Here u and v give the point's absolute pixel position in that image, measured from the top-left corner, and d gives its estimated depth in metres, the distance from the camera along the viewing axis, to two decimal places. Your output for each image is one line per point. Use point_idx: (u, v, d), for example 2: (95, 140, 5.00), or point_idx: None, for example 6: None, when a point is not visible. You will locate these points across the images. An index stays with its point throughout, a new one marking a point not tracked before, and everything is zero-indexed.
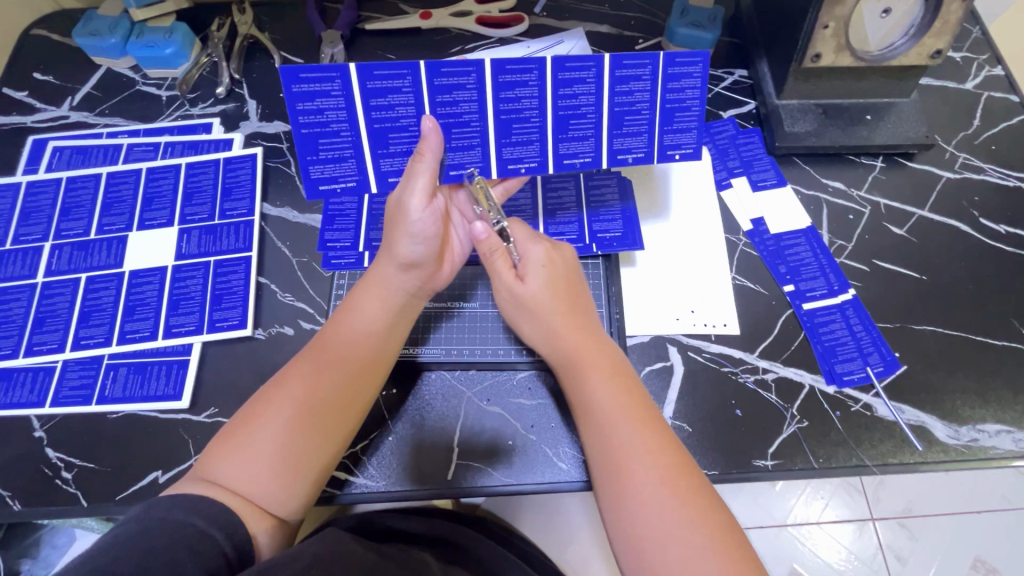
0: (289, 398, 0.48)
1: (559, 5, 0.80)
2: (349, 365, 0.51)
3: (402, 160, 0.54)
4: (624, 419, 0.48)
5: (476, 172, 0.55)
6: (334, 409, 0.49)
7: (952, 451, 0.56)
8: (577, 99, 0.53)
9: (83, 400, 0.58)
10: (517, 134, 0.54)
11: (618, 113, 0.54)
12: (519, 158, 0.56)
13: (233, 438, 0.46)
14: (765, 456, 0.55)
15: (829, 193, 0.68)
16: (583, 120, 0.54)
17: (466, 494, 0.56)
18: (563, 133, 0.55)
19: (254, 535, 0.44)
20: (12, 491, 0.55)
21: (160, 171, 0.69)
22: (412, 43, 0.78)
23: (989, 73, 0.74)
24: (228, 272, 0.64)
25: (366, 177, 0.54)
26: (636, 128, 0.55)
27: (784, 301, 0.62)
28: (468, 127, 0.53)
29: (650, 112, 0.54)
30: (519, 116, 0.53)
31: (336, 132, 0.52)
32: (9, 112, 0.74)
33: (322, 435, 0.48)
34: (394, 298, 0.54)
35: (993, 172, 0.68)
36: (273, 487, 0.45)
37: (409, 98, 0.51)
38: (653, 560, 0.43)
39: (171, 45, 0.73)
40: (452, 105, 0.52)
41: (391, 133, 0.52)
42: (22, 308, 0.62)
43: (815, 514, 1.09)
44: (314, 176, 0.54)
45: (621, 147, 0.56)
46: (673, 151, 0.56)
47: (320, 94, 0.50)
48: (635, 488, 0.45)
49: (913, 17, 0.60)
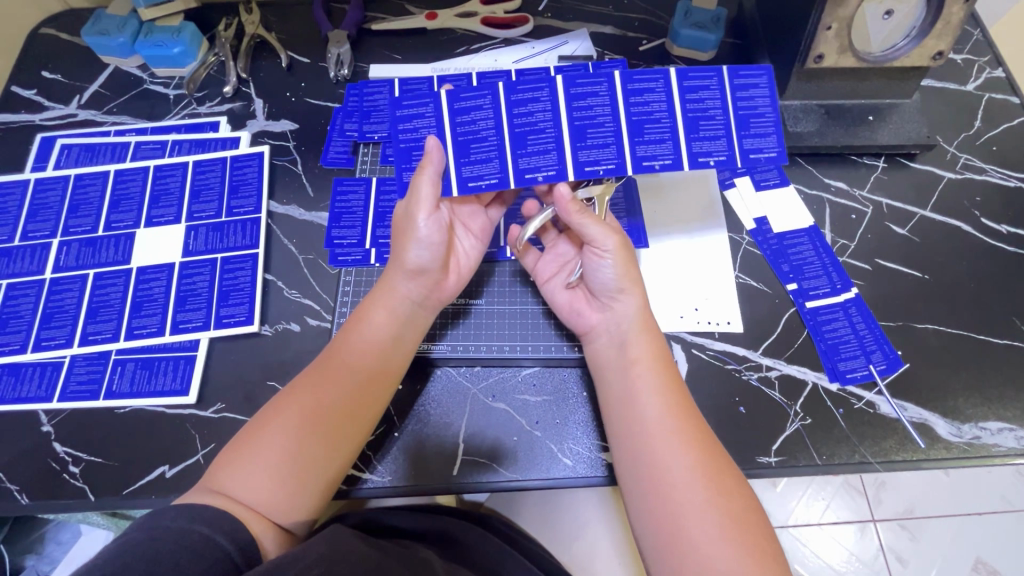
0: (300, 406, 0.49)
1: (563, 6, 0.80)
2: (360, 378, 0.51)
3: (539, 160, 0.53)
4: (661, 383, 0.50)
5: (611, 169, 0.53)
6: (340, 417, 0.49)
7: (955, 449, 0.56)
8: (705, 103, 0.54)
9: (90, 395, 0.59)
10: (592, 139, 0.53)
11: (692, 119, 0.53)
12: (654, 155, 0.53)
13: (243, 449, 0.47)
14: (768, 453, 0.56)
15: (832, 193, 0.68)
16: (658, 124, 0.53)
17: (473, 489, 0.56)
18: (694, 134, 0.54)
19: (259, 540, 0.44)
20: (19, 485, 0.56)
21: (167, 168, 0.70)
22: (417, 43, 0.78)
23: (990, 75, 0.75)
24: (235, 269, 0.64)
25: (507, 175, 0.53)
26: (713, 133, 0.54)
27: (787, 299, 0.62)
28: (603, 128, 0.53)
29: (723, 117, 0.54)
30: (650, 117, 0.53)
31: (484, 138, 0.53)
32: (17, 110, 0.75)
33: (328, 442, 0.48)
34: (400, 309, 0.54)
35: (994, 173, 0.69)
36: (279, 493, 0.46)
37: (490, 114, 0.53)
38: (676, 520, 0.43)
39: (179, 44, 0.73)
40: (527, 116, 0.53)
41: (530, 137, 0.53)
42: (30, 304, 0.63)
43: (816, 515, 1.10)
44: (464, 174, 0.53)
45: (752, 146, 0.54)
46: (755, 155, 0.54)
47: (416, 116, 0.53)
48: (665, 447, 0.46)
49: (915, 19, 0.61)
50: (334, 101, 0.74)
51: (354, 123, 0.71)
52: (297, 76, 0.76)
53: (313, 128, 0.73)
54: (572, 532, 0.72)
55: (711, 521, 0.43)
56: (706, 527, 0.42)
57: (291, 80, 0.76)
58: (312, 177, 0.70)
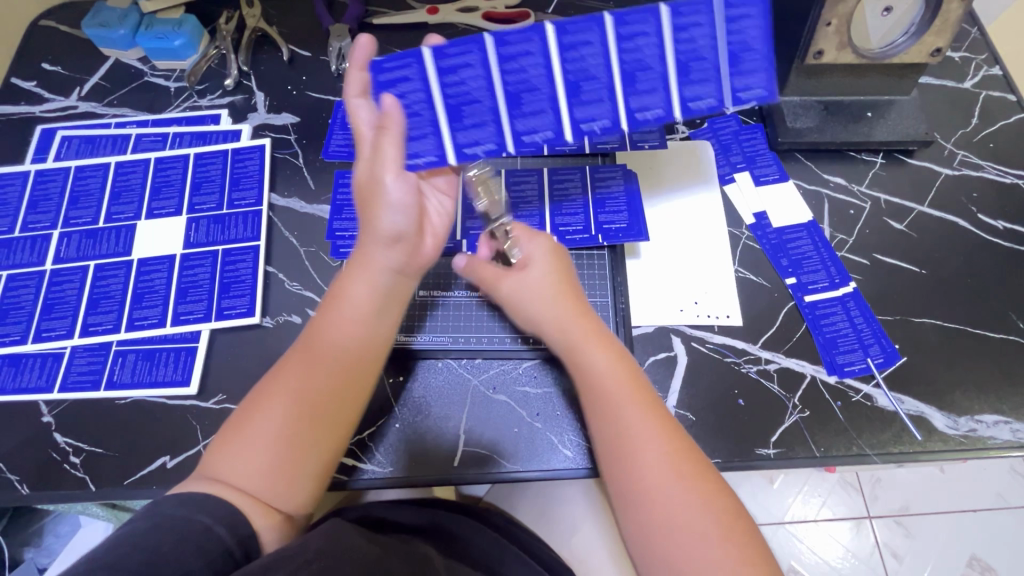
0: (286, 394, 0.48)
1: (564, 2, 0.81)
2: (337, 356, 0.50)
3: (596, 109, 0.53)
4: (626, 404, 0.48)
5: (659, 115, 0.53)
6: (324, 398, 0.49)
7: (952, 441, 0.56)
8: (696, 42, 0.50)
9: (91, 385, 0.59)
10: (642, 83, 0.52)
11: (682, 61, 0.51)
12: (647, 106, 0.52)
13: (233, 434, 0.47)
14: (767, 445, 0.56)
15: (830, 188, 0.69)
16: (650, 72, 0.51)
17: (471, 481, 0.56)
18: (685, 79, 0.51)
19: (259, 529, 0.44)
20: (20, 475, 0.56)
21: (169, 161, 0.70)
22: (419, 38, 0.79)
23: (987, 73, 0.75)
24: (236, 261, 0.64)
25: (504, 140, 0.55)
26: (704, 76, 0.51)
27: (786, 293, 0.63)
28: (650, 71, 0.51)
29: (714, 59, 0.51)
30: (695, 55, 0.50)
31: (476, 99, 0.53)
32: (17, 102, 0.75)
33: (318, 431, 0.48)
34: (380, 279, 0.52)
35: (991, 170, 0.69)
36: (272, 482, 0.46)
37: (478, 71, 0.52)
38: (656, 541, 0.44)
39: (180, 37, 0.73)
40: (518, 72, 0.52)
41: (522, 95, 0.53)
42: (30, 295, 0.63)
43: (812, 511, 1.11)
44: (460, 142, 0.55)
45: (740, 86, 0.51)
46: (744, 95, 0.51)
47: (401, 79, 0.52)
48: (640, 471, 0.46)
49: (914, 15, 0.62)
50: (335, 94, 0.74)
51: None
52: (298, 69, 0.76)
53: (315, 121, 0.73)
54: (570, 527, 0.70)
55: (701, 533, 0.43)
56: (695, 544, 0.42)
57: (292, 73, 0.76)
58: (313, 170, 0.70)
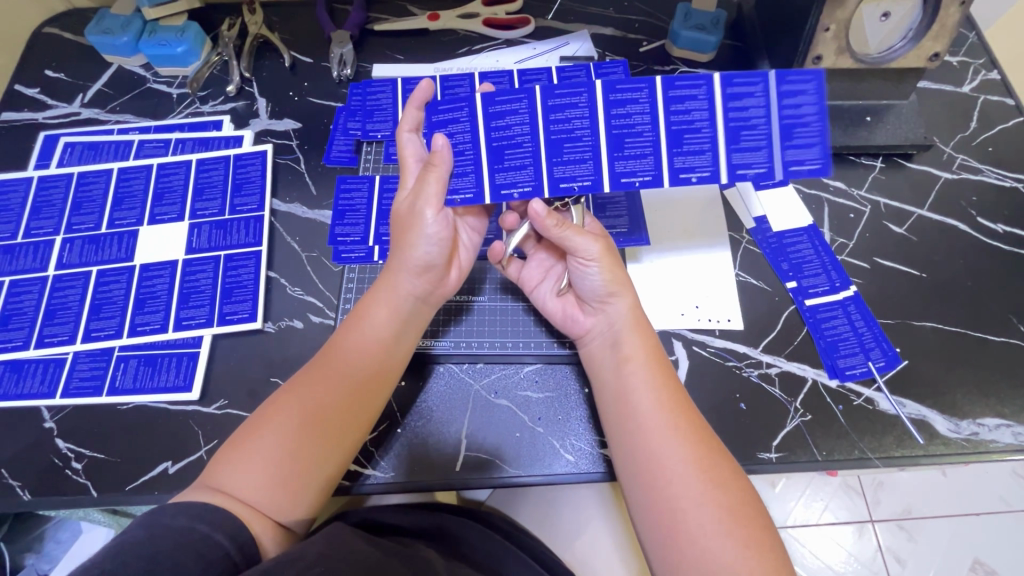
0: (299, 408, 0.48)
1: (564, 8, 0.81)
2: (363, 377, 0.51)
3: (636, 163, 0.53)
4: (642, 364, 0.51)
5: (704, 176, 0.52)
6: (338, 416, 0.49)
7: (953, 445, 0.56)
8: (749, 111, 0.50)
9: (93, 391, 0.59)
10: (688, 144, 0.52)
11: (733, 129, 0.51)
12: (691, 166, 0.52)
13: (248, 442, 0.47)
14: (769, 449, 0.56)
15: (830, 192, 0.69)
16: (698, 134, 0.52)
17: (472, 485, 0.56)
18: (735, 144, 0.51)
19: (261, 541, 0.43)
20: (22, 481, 0.56)
21: (171, 166, 0.70)
22: (419, 44, 0.79)
23: (985, 77, 0.76)
24: (238, 267, 0.64)
25: (541, 182, 0.53)
26: (754, 143, 0.51)
27: (787, 297, 0.63)
28: (699, 133, 0.52)
29: (766, 126, 0.51)
30: (747, 124, 0.51)
31: (520, 143, 0.53)
32: (20, 109, 0.75)
33: (329, 446, 0.48)
34: (402, 305, 0.54)
35: (991, 173, 0.70)
36: (274, 495, 0.45)
37: (525, 118, 0.53)
38: (658, 487, 0.45)
39: (182, 43, 0.74)
40: (564, 122, 0.52)
41: (566, 144, 0.53)
42: (33, 301, 0.63)
43: (815, 516, 1.10)
44: (497, 181, 0.54)
45: (792, 158, 0.51)
46: (796, 168, 0.51)
47: (451, 121, 0.54)
48: (646, 422, 0.48)
49: (911, 21, 0.62)
50: (337, 100, 0.75)
51: (357, 122, 0.72)
52: (300, 75, 0.76)
53: (317, 127, 0.73)
54: (573, 530, 0.70)
55: (708, 511, 0.43)
56: (692, 495, 0.44)
57: (294, 79, 0.76)
58: (315, 176, 0.70)
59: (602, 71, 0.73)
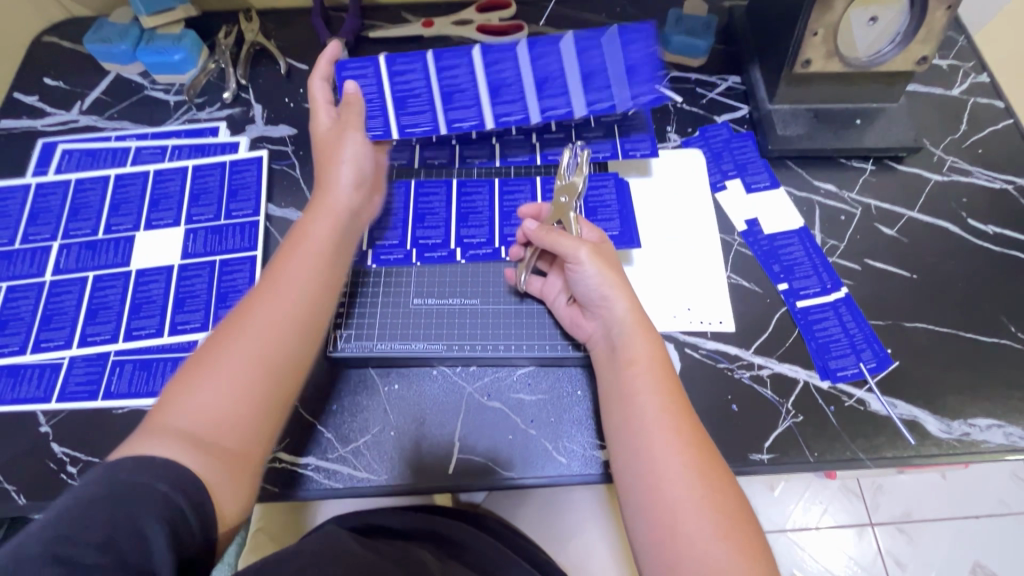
0: (243, 341, 0.47)
1: (557, 14, 0.82)
2: (298, 293, 0.50)
3: (514, 107, 0.63)
4: (649, 369, 0.51)
5: (564, 114, 0.62)
6: (282, 343, 0.48)
7: (945, 445, 0.57)
8: (597, 57, 0.61)
9: (88, 395, 0.59)
10: (548, 92, 0.62)
11: (584, 75, 0.62)
12: (554, 107, 0.62)
13: (195, 375, 0.45)
14: (761, 450, 0.56)
15: (821, 195, 0.69)
16: (554, 81, 0.62)
17: (466, 488, 0.56)
18: (587, 88, 0.62)
19: (218, 487, 0.42)
20: (17, 485, 0.56)
21: (167, 173, 0.71)
22: (414, 50, 0.80)
23: (975, 80, 0.76)
24: (233, 271, 0.65)
25: (437, 123, 0.63)
26: (600, 85, 0.62)
27: (779, 299, 0.63)
28: (556, 83, 0.62)
29: (609, 72, 0.61)
30: (594, 71, 0.61)
31: (419, 94, 0.62)
32: (19, 116, 0.76)
33: (278, 372, 0.47)
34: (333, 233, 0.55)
35: (981, 175, 0.70)
36: (226, 428, 0.44)
37: (421, 74, 0.62)
38: (656, 492, 0.45)
39: (179, 51, 0.75)
40: (451, 77, 0.62)
41: (454, 95, 0.62)
42: (30, 306, 0.63)
43: (814, 519, 1.10)
44: (401, 123, 0.62)
45: (634, 95, 0.62)
46: (641, 100, 0.61)
47: (360, 76, 0.62)
48: (648, 427, 0.48)
49: (899, 25, 0.63)
50: None
51: None
52: (295, 82, 0.77)
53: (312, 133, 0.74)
54: (568, 531, 0.70)
55: (707, 517, 0.43)
56: (688, 501, 0.44)
57: (290, 86, 0.77)
58: (310, 181, 0.71)
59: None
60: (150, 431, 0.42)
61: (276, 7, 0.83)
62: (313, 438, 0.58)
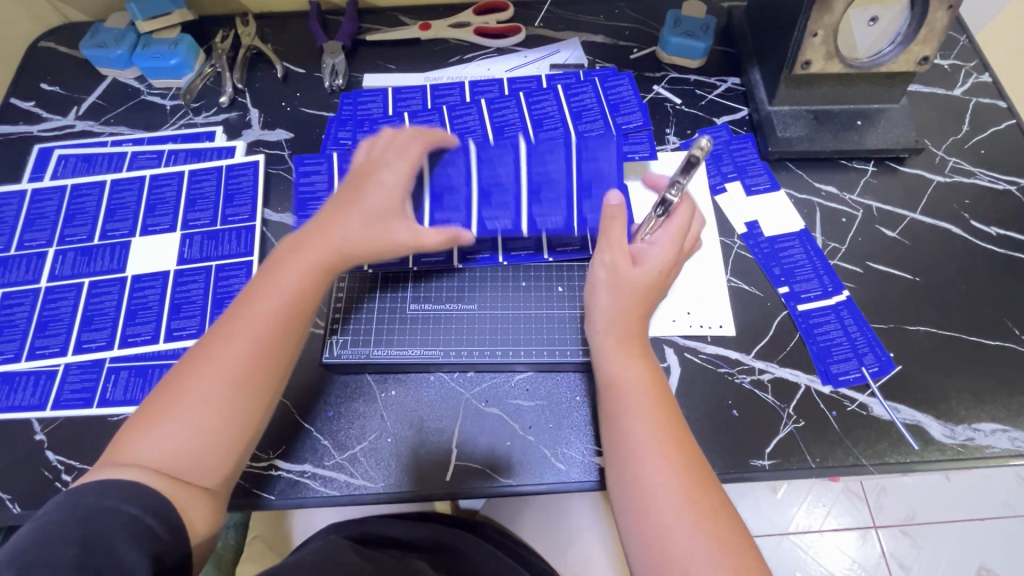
0: (211, 372, 0.45)
1: (555, 16, 0.81)
2: (274, 313, 0.48)
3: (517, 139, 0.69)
4: (637, 392, 0.50)
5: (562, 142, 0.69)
6: (256, 375, 0.46)
7: (949, 450, 0.56)
8: (585, 99, 0.71)
9: (83, 403, 0.59)
10: (547, 125, 0.70)
11: (576, 110, 0.70)
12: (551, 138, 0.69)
13: (157, 414, 0.44)
14: (762, 456, 0.56)
15: (822, 197, 0.69)
16: (551, 118, 0.70)
17: (464, 497, 0.56)
18: (580, 120, 0.70)
19: (187, 516, 0.42)
20: (11, 494, 0.56)
21: (163, 178, 0.70)
22: (411, 53, 0.79)
23: (977, 80, 0.75)
24: (229, 277, 0.65)
25: None
26: (593, 117, 0.70)
27: (779, 302, 0.63)
28: (551, 118, 0.70)
29: (598, 107, 0.71)
30: (585, 107, 0.71)
31: None
32: (16, 122, 0.76)
33: (251, 404, 0.46)
34: (322, 263, 0.51)
35: (983, 176, 0.69)
36: (194, 460, 0.43)
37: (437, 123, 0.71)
38: (649, 514, 0.45)
39: (175, 56, 0.74)
40: (463, 121, 0.71)
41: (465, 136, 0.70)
42: (25, 313, 0.63)
43: (817, 522, 1.09)
44: None
45: (625, 122, 0.70)
46: (629, 126, 0.69)
47: None
48: (637, 449, 0.47)
49: (900, 25, 0.62)
50: (329, 109, 0.75)
51: (348, 131, 0.71)
52: (292, 86, 0.77)
53: (308, 137, 0.73)
54: (567, 538, 0.70)
55: (698, 543, 0.43)
56: (681, 523, 0.43)
57: (286, 90, 0.77)
58: None
59: (608, 84, 0.73)
60: (116, 463, 0.42)
61: (273, 10, 0.83)
62: (310, 445, 0.57)
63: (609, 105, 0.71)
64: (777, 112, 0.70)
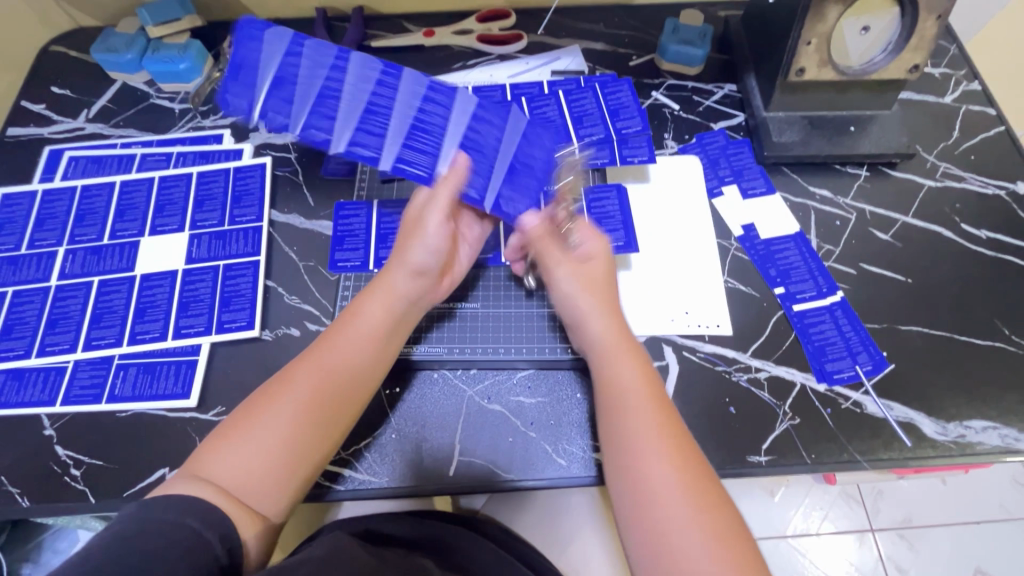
0: (291, 399, 0.48)
1: (556, 24, 0.84)
2: (351, 358, 0.52)
3: None
4: (637, 395, 0.51)
5: None
6: (331, 411, 0.50)
7: (941, 447, 0.57)
8: (585, 105, 0.73)
9: (92, 399, 0.60)
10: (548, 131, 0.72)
11: (577, 115, 0.72)
12: None
13: (233, 434, 0.46)
14: (759, 452, 0.57)
15: (817, 201, 0.70)
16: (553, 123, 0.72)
17: (466, 492, 0.57)
18: (580, 125, 0.71)
19: (246, 537, 0.43)
20: (21, 488, 0.56)
21: (172, 179, 0.72)
22: (415, 59, 0.81)
23: (967, 88, 0.78)
24: (237, 276, 0.66)
25: None
26: (593, 122, 0.72)
27: (775, 303, 0.64)
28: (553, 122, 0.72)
29: (598, 112, 0.72)
30: (585, 112, 0.72)
31: None
32: (27, 124, 0.77)
33: (321, 437, 0.49)
34: (397, 306, 0.55)
35: (974, 181, 0.71)
36: (264, 484, 0.46)
37: None
38: (649, 512, 0.45)
39: (185, 60, 0.76)
40: None
41: None
42: (35, 311, 0.64)
43: (814, 525, 1.10)
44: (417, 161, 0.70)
45: (624, 127, 0.71)
46: (628, 131, 0.70)
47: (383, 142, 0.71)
48: (638, 448, 0.48)
49: (891, 34, 0.64)
50: None
51: None
52: None
53: None
54: (567, 536, 0.71)
55: (698, 540, 0.43)
56: (681, 520, 0.44)
57: None
58: (312, 187, 0.72)
59: (608, 90, 0.74)
60: (187, 477, 0.44)
61: (280, 17, 0.85)
62: None
63: (609, 110, 0.72)
64: (772, 118, 0.72)
